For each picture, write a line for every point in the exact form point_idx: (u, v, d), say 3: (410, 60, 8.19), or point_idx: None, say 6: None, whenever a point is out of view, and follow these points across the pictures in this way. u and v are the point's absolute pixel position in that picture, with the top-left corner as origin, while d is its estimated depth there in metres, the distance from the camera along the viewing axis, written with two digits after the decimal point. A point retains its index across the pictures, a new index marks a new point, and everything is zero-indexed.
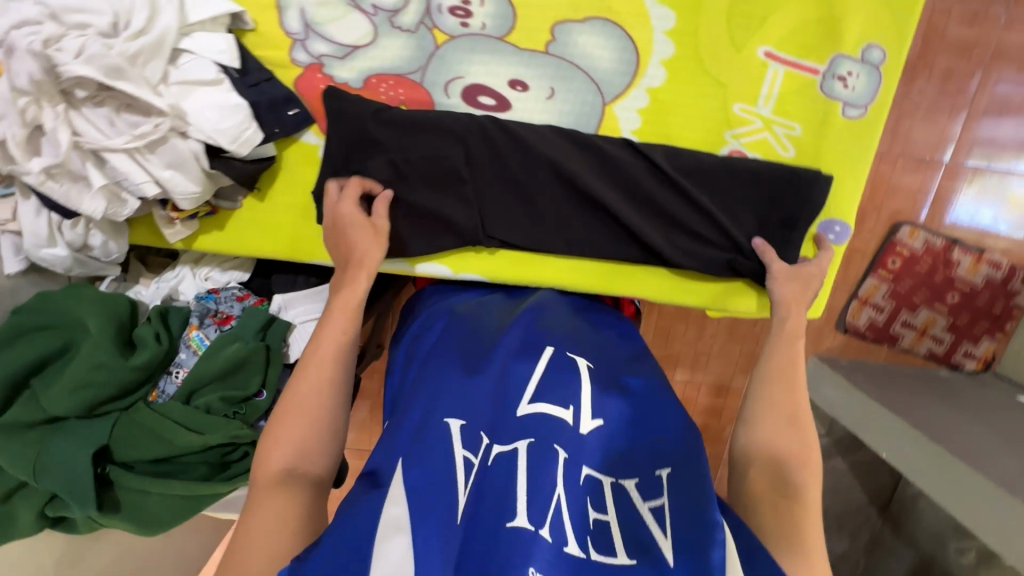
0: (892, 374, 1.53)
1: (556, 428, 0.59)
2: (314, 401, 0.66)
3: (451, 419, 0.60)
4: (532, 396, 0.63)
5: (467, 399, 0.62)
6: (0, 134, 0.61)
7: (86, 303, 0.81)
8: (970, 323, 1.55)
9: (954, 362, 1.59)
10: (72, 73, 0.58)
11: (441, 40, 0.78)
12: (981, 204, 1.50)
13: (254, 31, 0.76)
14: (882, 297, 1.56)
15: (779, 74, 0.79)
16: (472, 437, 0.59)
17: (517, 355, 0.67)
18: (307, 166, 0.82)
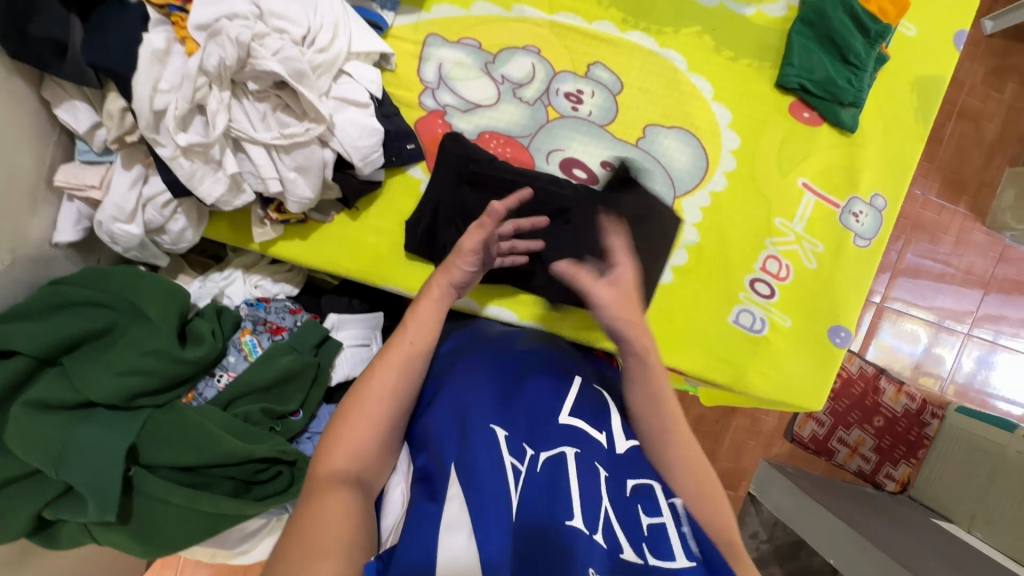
0: (832, 485, 1.67)
1: (596, 444, 0.63)
2: (381, 398, 0.63)
3: (496, 428, 0.61)
4: (570, 410, 0.65)
5: (505, 411, 0.64)
6: (164, 104, 0.62)
7: (147, 287, 0.76)
8: (891, 446, 1.78)
9: (877, 481, 1.78)
10: (264, 68, 0.63)
11: (553, 116, 0.89)
12: (902, 344, 1.78)
13: (394, 72, 0.84)
14: (823, 413, 1.75)
15: (811, 201, 0.97)
16: (517, 447, 0.60)
17: (552, 374, 0.71)
18: (407, 195, 0.87)
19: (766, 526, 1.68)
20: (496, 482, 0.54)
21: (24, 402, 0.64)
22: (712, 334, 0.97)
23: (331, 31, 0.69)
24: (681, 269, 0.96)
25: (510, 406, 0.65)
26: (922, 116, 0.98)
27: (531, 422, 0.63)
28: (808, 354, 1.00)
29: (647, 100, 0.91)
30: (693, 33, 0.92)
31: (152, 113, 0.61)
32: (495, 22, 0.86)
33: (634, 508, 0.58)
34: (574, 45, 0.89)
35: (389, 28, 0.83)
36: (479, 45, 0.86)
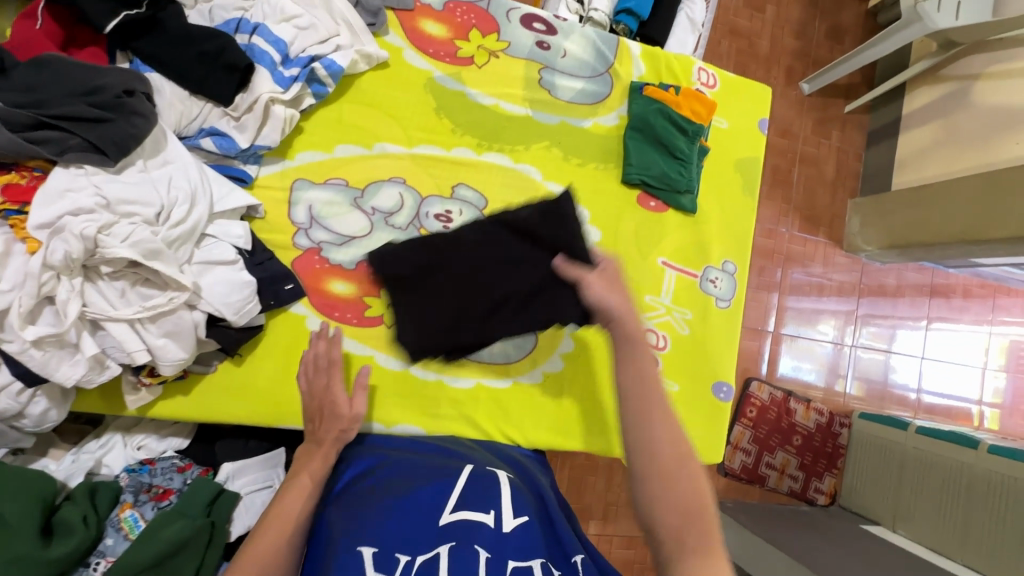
0: (769, 512, 1.74)
1: (480, 530, 0.66)
2: (269, 543, 0.67)
3: (364, 546, 0.63)
4: (453, 505, 0.69)
5: (386, 517, 0.67)
6: (6, 304, 0.61)
7: (3, 485, 0.70)
8: (813, 461, 1.89)
9: (810, 497, 1.89)
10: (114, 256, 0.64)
11: (427, 237, 0.95)
12: (802, 364, 1.93)
13: (264, 218, 0.87)
14: (747, 441, 1.83)
15: (673, 276, 1.09)
16: (386, 559, 0.62)
17: (439, 477, 0.75)
18: (291, 332, 0.88)
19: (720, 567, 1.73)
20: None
21: None
22: (611, 413, 1.03)
23: (185, 202, 0.71)
24: (570, 355, 1.02)
25: (394, 511, 0.68)
26: (749, 190, 1.15)
27: (410, 529, 0.66)
28: (698, 413, 1.08)
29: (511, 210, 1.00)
30: (543, 147, 1.03)
31: None
32: (359, 160, 0.92)
33: None
34: (437, 171, 0.96)
35: (255, 178, 0.86)
36: (347, 182, 0.92)
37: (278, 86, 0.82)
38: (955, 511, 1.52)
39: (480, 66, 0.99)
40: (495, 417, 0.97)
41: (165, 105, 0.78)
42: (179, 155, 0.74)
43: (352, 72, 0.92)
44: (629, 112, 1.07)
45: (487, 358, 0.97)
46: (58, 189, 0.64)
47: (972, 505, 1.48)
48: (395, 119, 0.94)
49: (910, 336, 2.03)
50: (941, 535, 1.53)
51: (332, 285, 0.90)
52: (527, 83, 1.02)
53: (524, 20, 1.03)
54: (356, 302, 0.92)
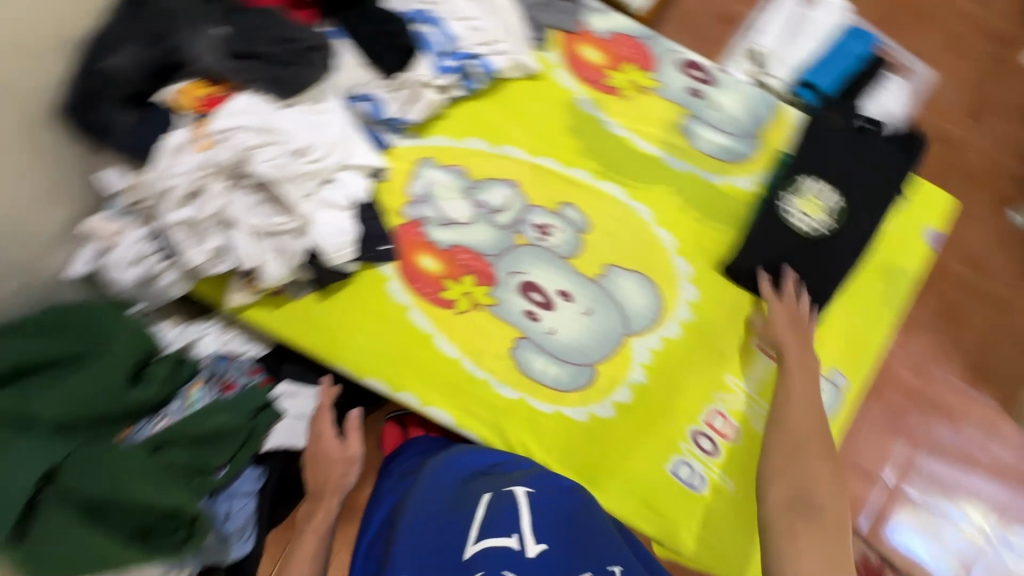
0: None
1: (506, 556, 0.66)
2: None
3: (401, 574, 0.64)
4: (476, 535, 0.69)
5: (419, 547, 0.68)
6: (171, 185, 0.76)
7: (121, 329, 0.86)
8: None
9: None
10: (256, 172, 0.76)
11: (520, 243, 0.97)
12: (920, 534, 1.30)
13: (386, 183, 0.96)
14: None
15: (764, 365, 0.98)
16: None
17: (460, 501, 0.75)
18: (372, 288, 0.95)
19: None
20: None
21: None
22: (646, 484, 0.94)
23: (325, 147, 0.82)
24: (623, 407, 0.96)
25: (422, 543, 0.69)
26: (889, 303, 0.99)
27: (443, 561, 0.67)
28: (748, 526, 0.94)
29: (611, 243, 0.98)
30: (664, 191, 0.99)
31: (160, 189, 0.75)
32: (482, 155, 0.98)
33: None
34: (551, 185, 0.98)
35: (391, 147, 0.96)
36: (465, 172, 0.98)
37: (433, 73, 0.92)
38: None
39: (626, 98, 1.00)
40: (524, 437, 0.94)
41: (342, 64, 0.89)
42: (336, 109, 0.86)
43: (503, 77, 0.99)
44: (768, 180, 1.00)
45: (537, 375, 0.95)
46: (236, 109, 0.77)
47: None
48: (529, 128, 0.99)
49: None
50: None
51: (420, 258, 0.96)
52: (667, 125, 1.00)
53: (684, 65, 1.02)
54: (436, 281, 0.96)
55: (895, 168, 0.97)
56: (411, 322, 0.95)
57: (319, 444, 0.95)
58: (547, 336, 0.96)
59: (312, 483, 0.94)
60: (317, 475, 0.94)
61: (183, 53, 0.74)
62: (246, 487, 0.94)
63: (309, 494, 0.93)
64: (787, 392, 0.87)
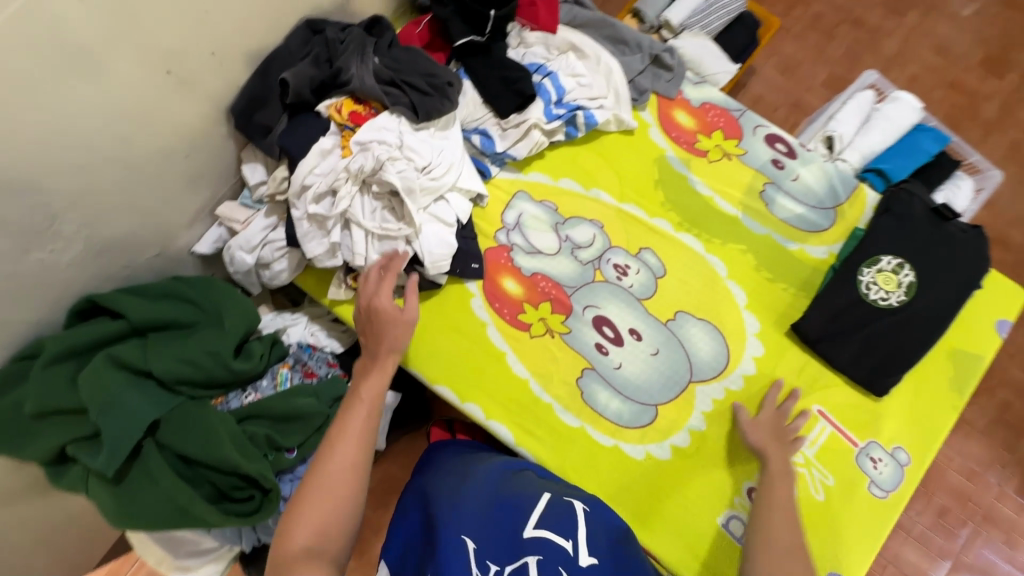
0: None
1: (558, 555, 0.65)
2: (338, 486, 0.71)
3: (468, 539, 0.69)
4: (535, 521, 0.70)
5: (477, 517, 0.71)
6: (310, 183, 0.86)
7: (234, 303, 0.93)
8: None
9: None
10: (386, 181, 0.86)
11: (598, 278, 1.04)
12: None
13: (483, 208, 1.05)
14: None
15: (826, 430, 0.98)
16: (483, 560, 0.66)
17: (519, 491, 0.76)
18: (457, 302, 1.02)
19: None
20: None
21: (106, 353, 0.81)
22: (696, 536, 0.94)
23: (444, 167, 0.92)
24: (681, 451, 0.97)
25: (481, 511, 0.73)
26: (956, 387, 1.00)
27: (502, 534, 0.69)
28: None
29: (684, 290, 1.03)
30: (739, 250, 1.05)
31: (300, 185, 0.86)
32: (573, 196, 1.07)
33: None
34: (633, 230, 1.06)
35: (492, 177, 1.06)
36: (556, 208, 1.06)
37: (544, 117, 1.02)
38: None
39: (711, 161, 1.08)
40: (578, 467, 0.96)
41: (462, 102, 1.02)
42: (456, 138, 0.97)
43: (601, 129, 1.09)
44: (842, 252, 1.04)
45: (600, 407, 0.99)
46: (378, 125, 0.88)
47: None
48: (618, 176, 1.08)
49: None
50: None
51: (504, 280, 1.03)
52: (748, 190, 1.07)
53: (768, 138, 1.11)
54: (516, 303, 1.03)
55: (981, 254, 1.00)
56: (487, 338, 1.01)
57: (379, 305, 0.86)
58: (614, 370, 1.00)
59: (368, 340, 0.86)
60: (374, 333, 0.85)
61: (346, 74, 0.88)
62: None
63: (365, 356, 0.85)
64: (773, 498, 0.85)
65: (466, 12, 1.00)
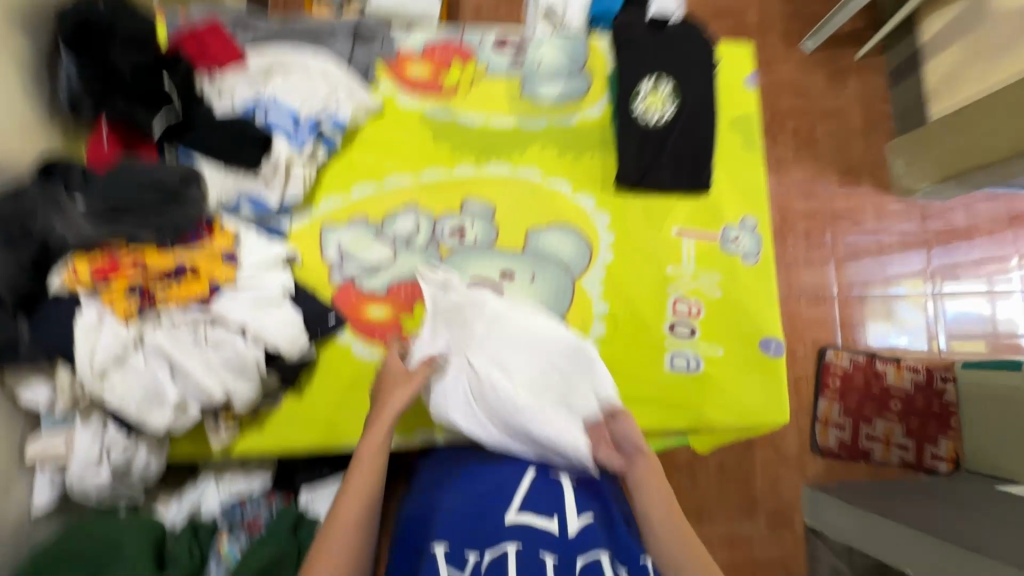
0: (881, 488, 1.64)
1: (543, 535, 0.78)
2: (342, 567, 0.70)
3: (508, 546, 0.77)
4: (519, 506, 0.81)
5: (457, 524, 0.81)
6: (97, 363, 0.74)
7: (124, 527, 0.82)
8: (921, 425, 1.77)
9: (929, 466, 1.75)
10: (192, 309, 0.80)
11: (446, 252, 1.03)
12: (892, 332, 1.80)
13: (302, 264, 0.99)
14: (901, 436, 1.77)
15: (691, 243, 1.10)
16: (456, 554, 0.77)
17: (501, 476, 0.87)
18: (342, 360, 0.97)
19: (842, 557, 1.60)
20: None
21: None
22: (660, 392, 1.03)
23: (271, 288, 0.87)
24: (604, 339, 1.04)
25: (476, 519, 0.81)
26: (750, 146, 1.16)
27: (483, 527, 0.80)
28: (749, 374, 1.06)
29: (519, 212, 1.07)
30: (537, 150, 1.09)
31: (94, 374, 0.74)
32: (374, 198, 1.03)
33: None
34: (443, 193, 1.05)
35: (289, 232, 0.99)
36: (367, 219, 1.02)
37: (294, 148, 0.96)
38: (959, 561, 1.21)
39: (465, 92, 1.09)
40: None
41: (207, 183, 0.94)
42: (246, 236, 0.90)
43: (355, 124, 1.05)
44: (611, 100, 1.12)
45: None
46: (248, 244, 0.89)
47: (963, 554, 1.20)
48: (399, 155, 1.05)
49: (1009, 281, 1.82)
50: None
51: (369, 311, 0.99)
52: (511, 97, 1.10)
53: (496, 42, 1.13)
54: (393, 323, 0.99)
55: (702, 37, 1.13)
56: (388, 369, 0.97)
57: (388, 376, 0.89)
58: None
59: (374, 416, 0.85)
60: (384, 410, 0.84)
61: (55, 237, 0.74)
62: None
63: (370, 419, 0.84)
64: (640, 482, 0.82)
65: (139, 95, 0.90)
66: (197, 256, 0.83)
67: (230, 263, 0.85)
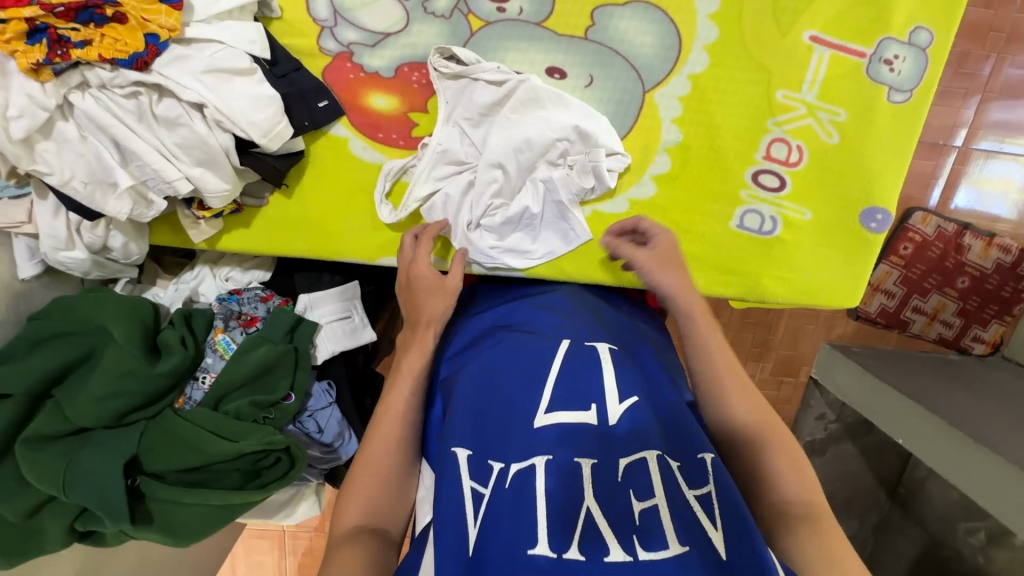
0: (903, 359, 1.49)
1: (582, 429, 0.58)
2: (382, 460, 0.64)
3: (537, 455, 0.56)
4: (548, 401, 0.61)
5: (478, 406, 0.63)
6: (16, 130, 0.57)
7: (108, 309, 0.78)
8: (980, 306, 1.48)
9: (962, 346, 1.53)
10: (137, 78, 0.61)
11: (476, 26, 0.74)
12: (985, 193, 1.45)
13: (282, 19, 0.73)
14: (950, 313, 1.49)
15: (824, 58, 0.77)
16: (481, 467, 0.58)
17: (527, 355, 0.66)
18: (337, 157, 0.79)
19: (833, 408, 1.58)
20: (528, 545, 0.50)
21: (23, 438, 0.69)
22: (717, 253, 0.85)
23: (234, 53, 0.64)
24: (665, 177, 0.82)
25: (488, 398, 0.63)
26: None
27: (509, 412, 0.61)
28: (831, 247, 0.85)
29: None
30: None
31: (16, 143, 0.58)
32: None
33: (624, 493, 0.54)
34: None
35: None
36: None
37: None
38: (972, 457, 1.11)
39: None
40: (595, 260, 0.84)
41: None
42: None
43: None
44: None
45: None
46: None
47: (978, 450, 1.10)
48: None
49: None
50: (970, 473, 1.11)
51: (371, 100, 0.76)
52: None
53: None
54: (400, 119, 0.78)
55: None
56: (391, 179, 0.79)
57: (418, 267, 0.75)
58: None
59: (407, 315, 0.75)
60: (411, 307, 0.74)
61: None
62: (323, 402, 0.91)
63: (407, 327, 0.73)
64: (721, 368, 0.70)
65: None
66: None
67: (173, 6, 0.60)
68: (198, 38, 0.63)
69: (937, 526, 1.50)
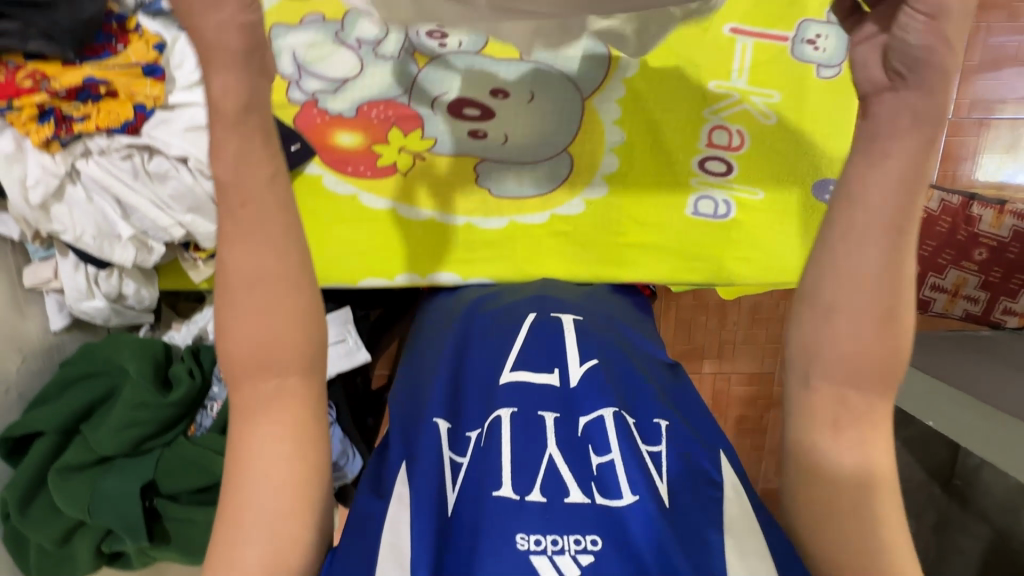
0: (931, 342, 1.41)
1: (544, 390, 0.61)
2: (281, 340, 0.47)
3: (500, 409, 0.60)
4: (512, 364, 0.64)
5: (454, 381, 0.66)
6: (32, 198, 0.68)
7: (124, 349, 0.87)
8: (1006, 277, 1.36)
9: (993, 321, 1.42)
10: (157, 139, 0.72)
11: (423, 62, 0.84)
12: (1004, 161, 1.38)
13: None
14: (971, 288, 1.38)
15: (748, 47, 0.83)
16: (460, 438, 0.60)
17: (497, 331, 0.70)
18: (313, 194, 0.87)
19: None
20: (494, 487, 0.53)
21: (54, 469, 0.79)
22: (675, 240, 0.88)
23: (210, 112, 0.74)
24: (615, 176, 0.87)
25: (462, 374, 0.66)
26: None
27: (483, 382, 0.64)
28: (793, 222, 0.87)
29: None
30: None
31: (34, 209, 0.69)
32: None
33: (585, 447, 0.57)
34: None
35: None
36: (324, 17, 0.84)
37: None
38: (1005, 430, 1.05)
39: None
40: (562, 248, 0.88)
41: None
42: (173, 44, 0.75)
43: None
44: None
45: (516, 192, 0.87)
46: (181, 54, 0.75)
47: (1013, 424, 1.03)
48: None
49: None
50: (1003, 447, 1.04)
51: (338, 137, 0.85)
52: None
53: None
54: (366, 153, 0.86)
55: None
56: (365, 208, 0.87)
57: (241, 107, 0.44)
58: (503, 147, 0.86)
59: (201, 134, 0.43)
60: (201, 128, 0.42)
61: None
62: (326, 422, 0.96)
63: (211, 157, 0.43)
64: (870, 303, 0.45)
65: None
66: (112, 71, 0.70)
67: (156, 79, 0.72)
68: (179, 102, 0.74)
69: (1000, 517, 1.37)
